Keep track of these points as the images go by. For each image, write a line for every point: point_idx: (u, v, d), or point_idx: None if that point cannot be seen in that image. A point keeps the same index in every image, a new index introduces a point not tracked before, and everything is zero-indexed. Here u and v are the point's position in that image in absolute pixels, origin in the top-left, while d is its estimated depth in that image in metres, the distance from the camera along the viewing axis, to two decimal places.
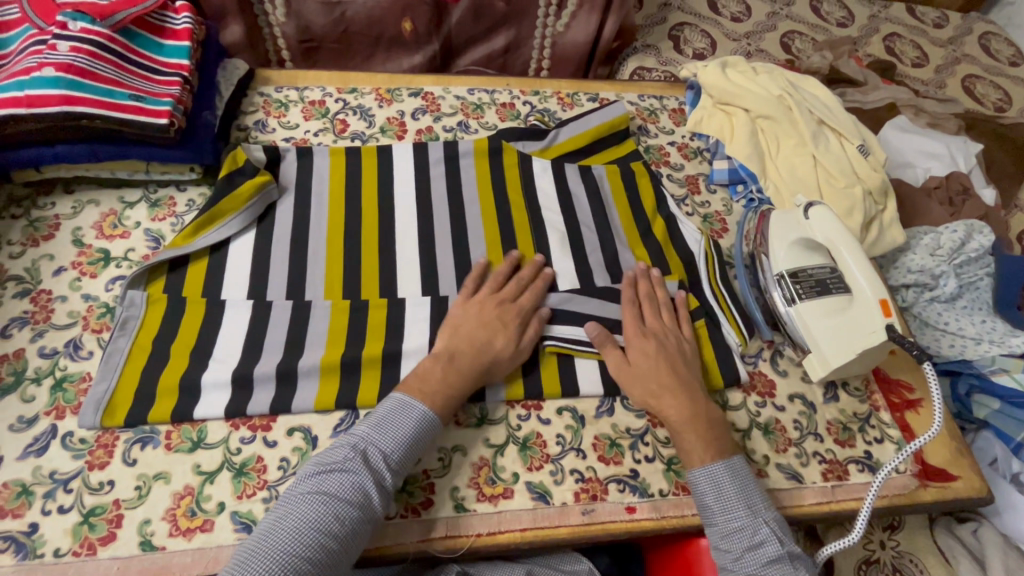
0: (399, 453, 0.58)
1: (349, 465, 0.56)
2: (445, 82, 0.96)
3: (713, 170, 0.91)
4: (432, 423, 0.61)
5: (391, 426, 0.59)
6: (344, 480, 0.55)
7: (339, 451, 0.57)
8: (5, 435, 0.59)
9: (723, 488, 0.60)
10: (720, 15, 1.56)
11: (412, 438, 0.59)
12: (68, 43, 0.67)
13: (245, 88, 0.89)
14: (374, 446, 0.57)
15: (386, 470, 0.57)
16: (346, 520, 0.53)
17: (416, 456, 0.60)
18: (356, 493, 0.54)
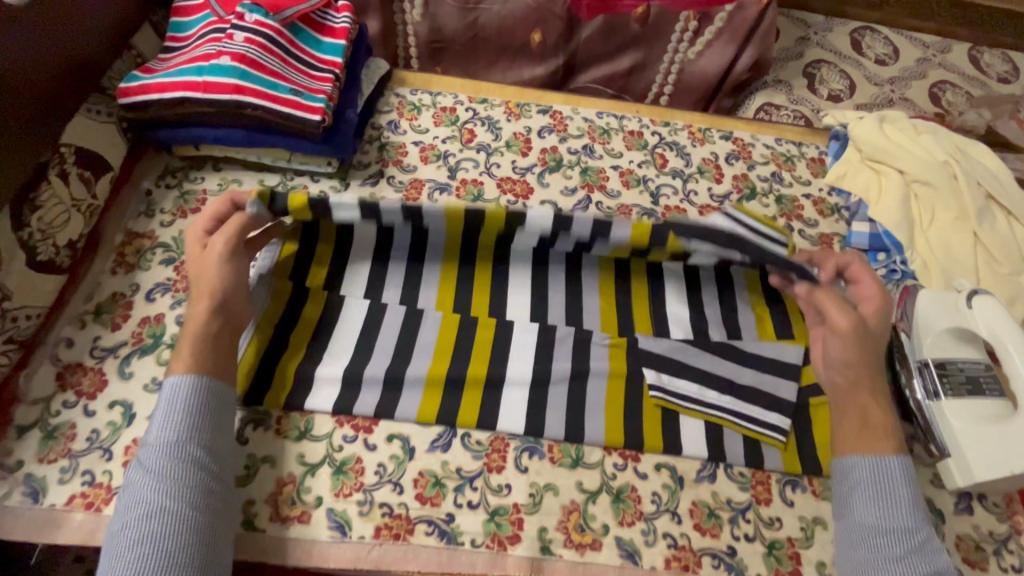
0: (183, 433, 0.54)
1: (145, 474, 0.53)
2: (574, 102, 0.95)
3: (852, 232, 0.84)
4: (203, 389, 0.57)
5: (159, 416, 0.55)
6: (144, 489, 0.52)
7: (133, 472, 0.54)
8: (140, 394, 0.63)
9: (889, 490, 0.58)
10: (863, 55, 1.44)
11: (190, 412, 0.55)
12: (244, 34, 0.72)
13: (383, 88, 0.92)
14: (154, 445, 0.54)
15: (171, 456, 0.53)
16: (169, 516, 0.51)
17: (210, 428, 0.56)
18: (167, 493, 0.52)
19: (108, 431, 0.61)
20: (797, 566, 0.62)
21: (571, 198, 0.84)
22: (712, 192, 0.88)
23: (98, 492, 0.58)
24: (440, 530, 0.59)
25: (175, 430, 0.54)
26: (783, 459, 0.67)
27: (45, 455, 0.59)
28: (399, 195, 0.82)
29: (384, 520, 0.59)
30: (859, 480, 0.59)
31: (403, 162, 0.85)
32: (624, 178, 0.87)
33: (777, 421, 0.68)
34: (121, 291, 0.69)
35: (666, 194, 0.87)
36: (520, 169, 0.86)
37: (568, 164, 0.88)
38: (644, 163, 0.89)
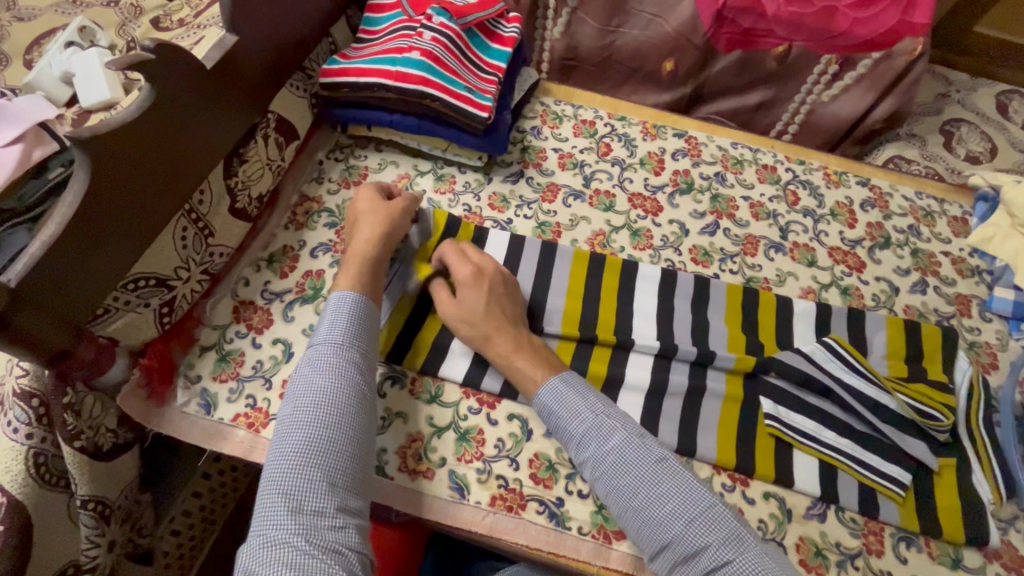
0: (348, 337, 0.61)
1: (315, 369, 0.58)
2: (709, 130, 0.97)
3: (993, 297, 0.81)
4: (366, 309, 0.64)
5: (326, 322, 0.62)
6: (316, 379, 0.57)
7: (302, 366, 0.59)
8: (298, 336, 0.71)
9: (628, 467, 0.57)
10: (1008, 119, 1.37)
11: (353, 320, 0.62)
12: (431, 34, 0.80)
13: (529, 95, 0.98)
14: (321, 344, 0.60)
15: (339, 353, 0.59)
16: (339, 404, 0.56)
17: (367, 341, 0.62)
18: (339, 384, 0.57)
19: (271, 363, 0.69)
20: None
21: (699, 221, 0.86)
22: (844, 235, 0.87)
23: (258, 416, 0.66)
24: (551, 512, 0.63)
25: (347, 333, 0.60)
26: (900, 513, 0.65)
27: (218, 373, 0.68)
28: (537, 195, 0.87)
29: (499, 491, 0.63)
30: (618, 478, 0.58)
31: (542, 165, 0.90)
32: (754, 210, 0.88)
33: (896, 472, 0.66)
34: (290, 245, 0.78)
35: (796, 231, 0.87)
36: (652, 187, 0.90)
37: (699, 188, 0.90)
38: (775, 198, 0.90)
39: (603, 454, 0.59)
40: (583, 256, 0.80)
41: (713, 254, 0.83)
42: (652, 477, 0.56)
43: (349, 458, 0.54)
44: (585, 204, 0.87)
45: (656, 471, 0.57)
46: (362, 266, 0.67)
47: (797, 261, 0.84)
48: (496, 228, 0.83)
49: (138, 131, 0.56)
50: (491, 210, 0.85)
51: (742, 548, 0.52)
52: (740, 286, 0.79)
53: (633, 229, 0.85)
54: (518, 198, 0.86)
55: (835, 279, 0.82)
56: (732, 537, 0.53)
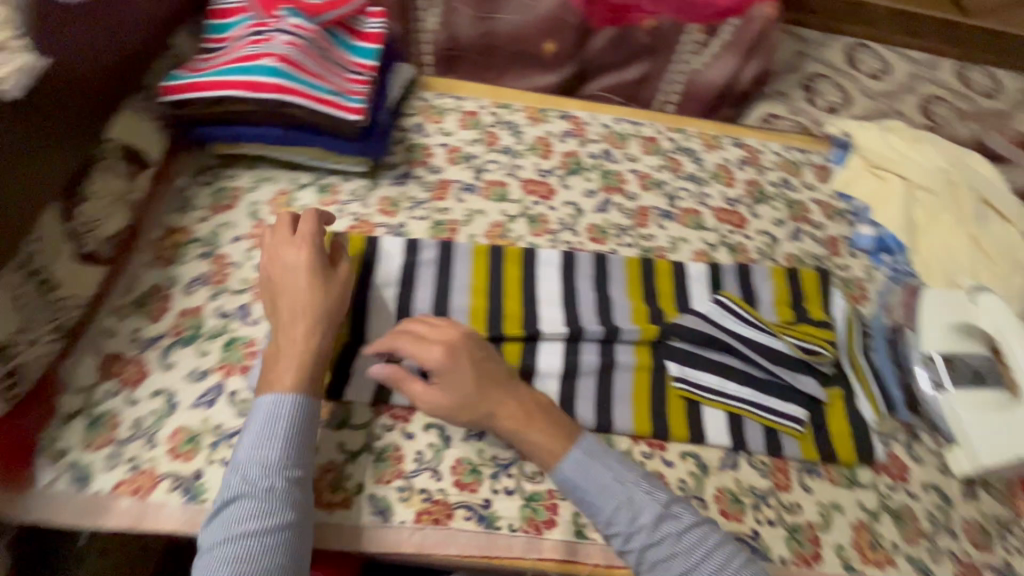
0: (287, 453, 0.55)
1: (251, 494, 0.52)
2: (592, 109, 0.99)
3: (858, 235, 0.89)
4: (313, 419, 0.58)
5: (254, 433, 0.55)
6: (254, 507, 0.51)
7: (230, 486, 0.53)
8: (181, 383, 0.65)
9: (592, 472, 0.60)
10: (857, 70, 1.51)
11: (293, 436, 0.56)
12: (285, 37, 0.74)
13: (408, 92, 0.95)
14: (253, 461, 0.53)
15: (277, 476, 0.53)
16: (280, 535, 0.51)
17: (307, 456, 0.57)
18: (281, 512, 0.52)
19: (153, 419, 0.62)
20: (817, 549, 0.64)
21: (592, 200, 0.88)
22: (725, 196, 0.92)
23: (144, 479, 0.59)
24: (479, 515, 0.62)
25: (284, 452, 0.54)
26: (801, 447, 0.70)
27: (91, 441, 0.61)
28: (428, 195, 0.84)
29: (424, 506, 0.61)
30: (580, 485, 0.60)
31: (430, 163, 0.88)
32: (643, 182, 0.91)
33: (796, 410, 0.71)
34: (160, 285, 0.71)
35: (683, 197, 0.90)
36: (543, 172, 0.90)
37: (588, 167, 0.91)
38: (661, 168, 0.93)
39: (572, 475, 0.60)
40: (482, 250, 0.79)
41: (609, 231, 0.85)
42: (617, 486, 0.59)
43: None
44: (478, 197, 0.85)
45: (615, 477, 0.60)
46: (305, 361, 0.60)
47: (686, 226, 0.87)
48: (389, 234, 0.79)
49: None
50: (382, 215, 0.81)
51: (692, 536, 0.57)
52: (638, 257, 0.82)
53: (529, 217, 0.85)
54: (409, 200, 0.83)
55: (722, 239, 0.87)
56: (695, 524, 0.58)
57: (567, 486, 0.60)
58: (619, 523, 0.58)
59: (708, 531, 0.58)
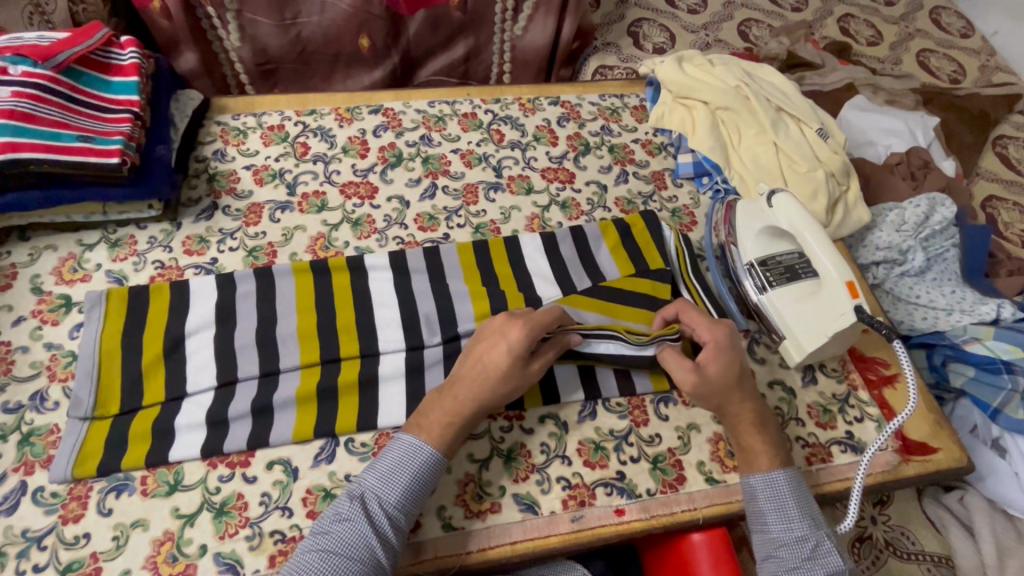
0: (405, 497, 0.56)
1: (354, 519, 0.54)
2: (405, 97, 0.96)
3: (678, 165, 0.92)
4: (438, 466, 0.59)
5: (385, 471, 0.57)
6: (349, 532, 0.53)
7: (342, 509, 0.55)
8: None
9: (785, 498, 0.61)
10: (676, 8, 1.57)
11: (417, 478, 0.57)
12: (9, 88, 0.66)
13: (200, 118, 0.88)
14: (375, 495, 0.55)
15: (391, 517, 0.55)
16: (362, 565, 0.52)
17: (420, 500, 0.57)
18: (357, 533, 0.53)
19: None
20: (680, 472, 0.67)
21: (416, 189, 0.86)
22: (550, 155, 0.92)
23: None
24: None
25: (403, 493, 0.55)
26: (652, 381, 0.72)
27: None
28: (238, 223, 0.79)
29: (277, 548, 0.58)
30: (763, 498, 0.62)
31: (237, 189, 0.82)
32: (466, 159, 0.90)
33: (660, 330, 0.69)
34: None
35: (509, 166, 0.90)
36: (361, 172, 0.86)
37: (408, 157, 0.89)
38: (483, 141, 0.92)
39: (771, 490, 0.61)
40: (305, 268, 0.75)
41: (438, 216, 0.83)
42: (768, 504, 0.61)
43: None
44: (295, 213, 0.81)
45: (797, 498, 0.61)
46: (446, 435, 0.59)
47: (516, 193, 0.87)
48: (201, 274, 0.74)
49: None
50: (189, 256, 0.75)
51: (788, 545, 0.59)
52: (470, 241, 0.81)
53: (353, 221, 0.82)
54: (217, 233, 0.78)
55: (552, 198, 0.87)
56: (813, 553, 0.59)
57: (752, 493, 0.62)
58: (768, 526, 0.61)
59: (827, 557, 0.58)
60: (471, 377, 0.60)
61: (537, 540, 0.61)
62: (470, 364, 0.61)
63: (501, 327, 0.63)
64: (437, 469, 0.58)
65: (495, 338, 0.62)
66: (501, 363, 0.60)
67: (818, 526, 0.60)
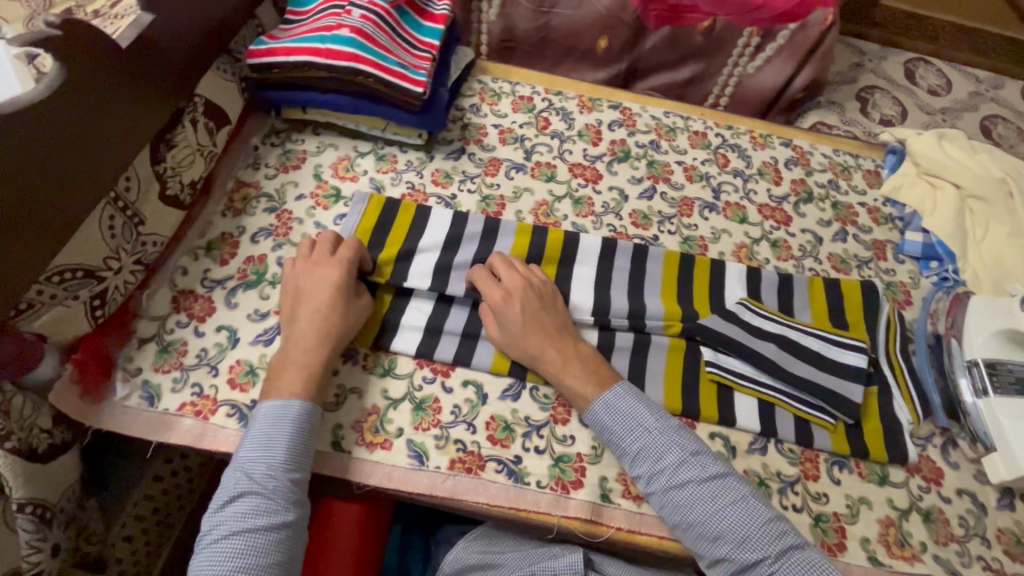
0: (288, 456, 0.58)
1: (248, 490, 0.56)
2: (643, 101, 1.01)
3: (905, 241, 0.87)
4: (311, 416, 0.61)
5: (262, 437, 0.59)
6: (246, 504, 0.55)
7: (227, 488, 0.57)
8: (244, 321, 0.70)
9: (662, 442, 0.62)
10: (916, 84, 1.48)
11: (295, 434, 0.59)
12: (360, 11, 0.80)
13: (467, 74, 0.98)
14: (258, 461, 0.58)
15: (280, 477, 0.57)
16: (268, 522, 0.55)
17: (306, 455, 0.60)
18: (255, 502, 0.56)
19: (216, 350, 0.68)
20: (842, 539, 0.65)
21: (637, 186, 0.90)
22: (771, 192, 0.92)
23: (205, 403, 0.64)
24: (509, 470, 0.64)
25: (283, 451, 0.58)
26: (832, 440, 0.70)
27: (161, 365, 0.66)
28: (479, 170, 0.88)
29: (458, 455, 0.64)
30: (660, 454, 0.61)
31: (483, 141, 0.92)
32: (688, 173, 0.93)
33: (857, 361, 0.73)
34: (229, 232, 0.77)
35: (727, 191, 0.91)
36: (590, 157, 0.92)
37: (635, 156, 0.93)
38: (707, 161, 0.94)
39: (660, 469, 0.60)
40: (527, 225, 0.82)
41: (652, 217, 0.87)
42: (727, 496, 0.58)
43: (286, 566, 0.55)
44: (527, 176, 0.89)
45: (725, 492, 0.59)
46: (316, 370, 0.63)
47: (729, 218, 0.88)
48: (441, 205, 0.83)
49: (57, 112, 0.56)
50: (435, 186, 0.85)
51: (768, 535, 0.57)
52: (677, 249, 0.83)
53: (575, 198, 0.87)
54: (461, 174, 0.87)
55: (765, 234, 0.87)
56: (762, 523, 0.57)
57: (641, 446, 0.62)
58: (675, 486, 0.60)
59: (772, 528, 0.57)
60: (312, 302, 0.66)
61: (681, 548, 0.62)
62: (300, 308, 0.66)
63: (300, 269, 0.69)
64: (303, 416, 0.61)
65: (309, 274, 0.68)
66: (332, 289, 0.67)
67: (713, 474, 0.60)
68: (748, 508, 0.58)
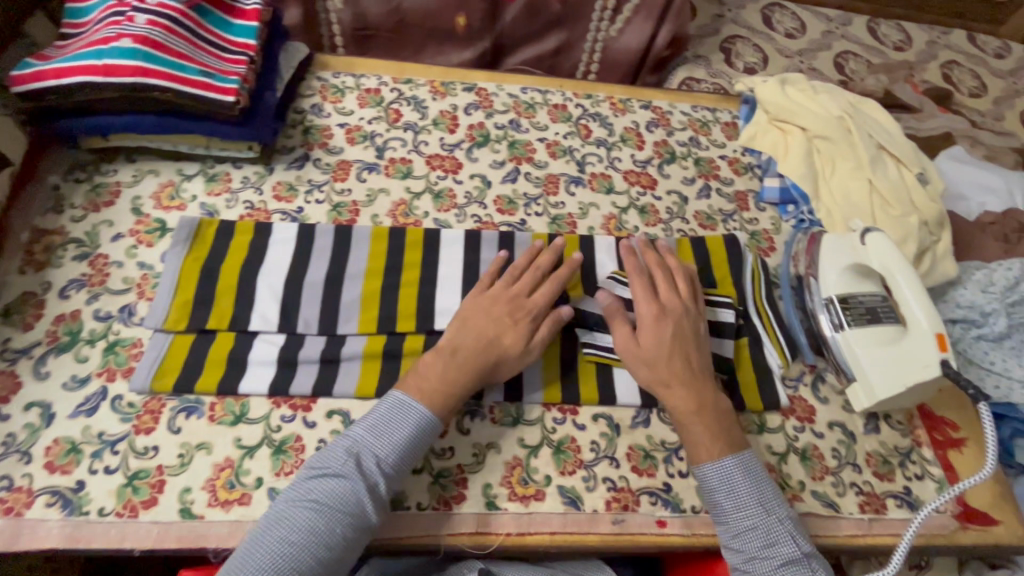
0: (396, 451, 0.59)
1: (347, 471, 0.56)
2: (499, 79, 0.96)
3: (764, 188, 0.90)
4: (431, 424, 0.61)
5: (386, 428, 0.59)
6: (338, 486, 0.55)
7: (332, 463, 0.57)
8: (59, 392, 0.61)
9: (760, 483, 0.61)
10: (774, 29, 1.52)
11: (410, 437, 0.59)
12: (145, 16, 0.70)
13: (303, 71, 0.90)
14: (371, 450, 0.58)
15: (383, 473, 0.57)
16: (344, 506, 0.55)
17: (415, 457, 0.60)
18: (345, 487, 0.55)
19: (26, 433, 0.58)
20: None
21: (499, 171, 0.86)
22: (635, 158, 0.91)
23: (18, 497, 0.55)
24: (386, 498, 0.60)
25: (397, 450, 0.58)
26: None
27: None
28: (326, 176, 0.81)
29: None
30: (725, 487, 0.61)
31: (329, 144, 0.84)
32: (551, 149, 0.90)
33: (724, 317, 0.74)
34: (32, 290, 0.66)
35: (592, 163, 0.90)
36: (448, 146, 0.87)
37: (495, 139, 0.89)
38: (570, 134, 0.92)
39: (744, 517, 0.59)
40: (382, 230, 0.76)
41: (517, 201, 0.84)
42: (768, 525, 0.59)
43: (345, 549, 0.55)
44: (381, 175, 0.83)
45: (773, 525, 0.59)
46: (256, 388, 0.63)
47: (596, 191, 0.87)
48: (286, 220, 0.76)
49: None
50: (277, 201, 0.78)
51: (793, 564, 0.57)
52: (545, 231, 0.81)
53: (435, 192, 0.83)
54: (306, 183, 0.80)
55: (632, 201, 0.87)
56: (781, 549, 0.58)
57: (705, 483, 0.61)
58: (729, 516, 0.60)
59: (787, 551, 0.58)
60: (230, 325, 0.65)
61: (571, 546, 0.62)
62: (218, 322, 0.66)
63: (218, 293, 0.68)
64: (433, 420, 0.61)
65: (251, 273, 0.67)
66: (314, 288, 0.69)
67: (772, 511, 0.59)
68: (778, 534, 0.58)
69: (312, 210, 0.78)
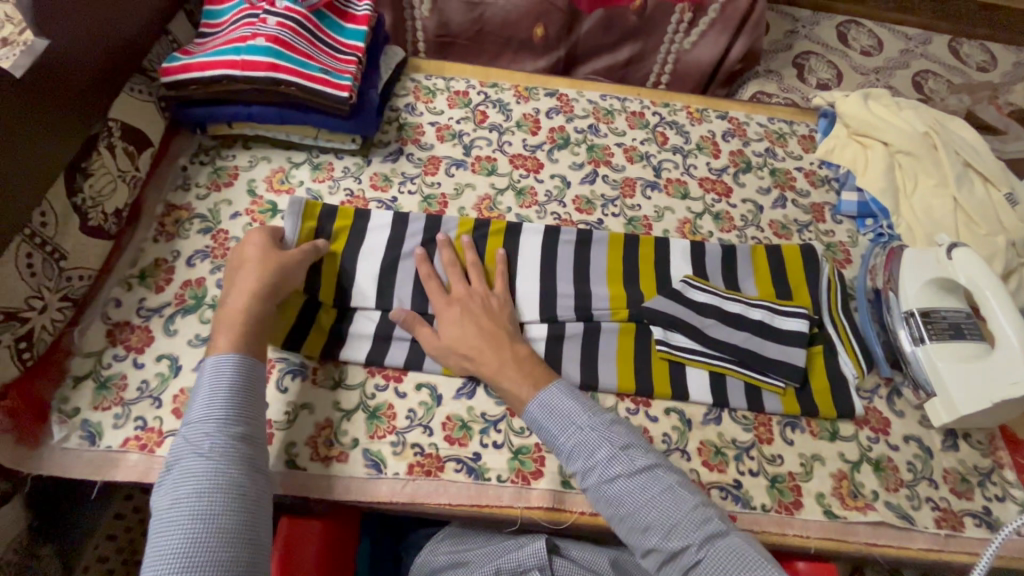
0: (223, 410, 0.55)
1: (189, 449, 0.53)
2: (579, 86, 1.01)
3: (841, 202, 0.90)
4: (247, 376, 0.58)
5: (202, 395, 0.56)
6: (178, 466, 0.52)
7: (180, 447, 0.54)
8: (185, 348, 0.68)
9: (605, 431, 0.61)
10: (849, 46, 1.51)
11: (228, 389, 0.57)
12: (275, 19, 0.79)
13: (399, 73, 0.97)
14: (200, 418, 0.55)
15: (217, 430, 0.54)
16: (216, 471, 0.52)
17: (244, 412, 0.56)
18: (202, 463, 0.52)
19: (157, 381, 0.66)
20: (798, 498, 0.66)
21: (578, 172, 0.90)
22: (710, 166, 0.93)
23: (150, 436, 0.63)
24: (468, 468, 0.64)
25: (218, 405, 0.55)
26: (783, 403, 0.71)
27: (100, 402, 0.64)
28: (418, 170, 0.87)
29: (416, 459, 0.64)
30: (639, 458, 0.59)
31: (421, 140, 0.90)
32: (628, 154, 0.93)
33: (801, 324, 0.74)
34: (163, 257, 0.74)
35: (668, 168, 0.92)
36: (530, 147, 0.92)
37: (575, 142, 0.93)
38: (646, 141, 0.95)
39: (631, 483, 0.58)
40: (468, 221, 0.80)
41: (595, 201, 0.87)
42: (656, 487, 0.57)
43: (253, 512, 0.52)
44: (467, 171, 0.88)
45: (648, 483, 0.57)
46: (246, 331, 0.61)
47: (671, 195, 0.89)
48: (382, 208, 0.82)
49: None
50: (374, 190, 0.84)
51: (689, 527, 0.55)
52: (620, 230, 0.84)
53: (517, 189, 0.87)
54: (400, 175, 0.86)
55: (707, 207, 0.89)
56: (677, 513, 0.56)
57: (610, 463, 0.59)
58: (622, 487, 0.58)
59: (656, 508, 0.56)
60: (247, 270, 0.66)
61: None
62: (239, 263, 0.67)
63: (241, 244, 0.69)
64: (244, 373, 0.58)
65: (248, 247, 0.69)
66: (298, 261, 0.69)
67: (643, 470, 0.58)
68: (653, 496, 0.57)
69: (405, 200, 0.84)
